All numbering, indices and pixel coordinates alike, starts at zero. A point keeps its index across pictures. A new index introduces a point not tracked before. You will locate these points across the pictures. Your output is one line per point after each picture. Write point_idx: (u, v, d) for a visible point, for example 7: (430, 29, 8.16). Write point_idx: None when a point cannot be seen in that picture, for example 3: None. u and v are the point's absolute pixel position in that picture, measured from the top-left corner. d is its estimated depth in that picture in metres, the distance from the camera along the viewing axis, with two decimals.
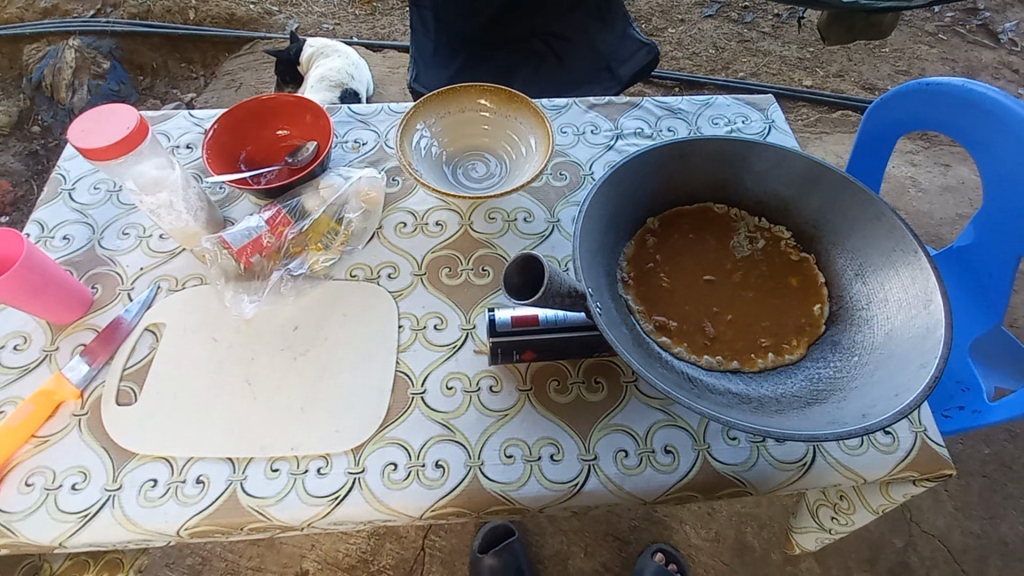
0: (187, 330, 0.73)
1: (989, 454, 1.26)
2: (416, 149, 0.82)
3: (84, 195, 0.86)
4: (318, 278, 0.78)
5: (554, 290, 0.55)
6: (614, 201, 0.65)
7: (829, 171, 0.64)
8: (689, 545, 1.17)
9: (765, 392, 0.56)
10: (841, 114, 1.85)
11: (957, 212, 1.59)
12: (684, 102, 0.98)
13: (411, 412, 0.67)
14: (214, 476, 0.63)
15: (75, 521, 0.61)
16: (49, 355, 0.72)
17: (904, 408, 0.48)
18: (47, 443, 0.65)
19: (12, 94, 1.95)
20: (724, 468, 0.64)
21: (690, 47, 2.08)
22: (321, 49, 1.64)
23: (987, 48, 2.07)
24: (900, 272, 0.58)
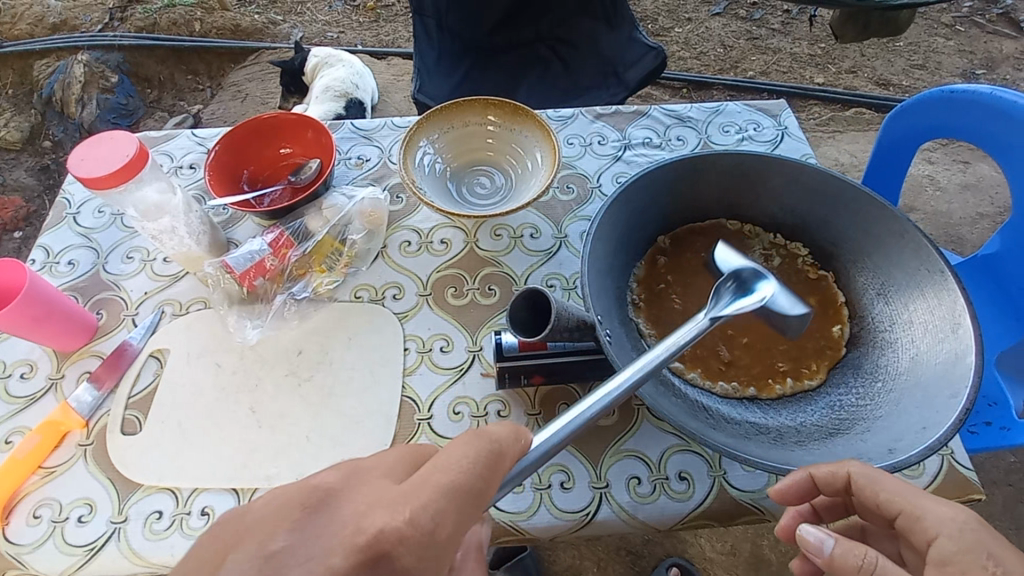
0: (191, 355, 0.72)
1: (1014, 462, 1.22)
2: (419, 167, 0.81)
3: (88, 219, 0.86)
4: (322, 300, 0.76)
5: (561, 324, 0.59)
6: (624, 219, 0.63)
7: (848, 186, 0.62)
8: (704, 559, 1.14)
9: (784, 421, 0.54)
10: (855, 112, 1.80)
11: (977, 210, 1.54)
12: (694, 110, 0.96)
13: (418, 439, 0.66)
14: (219, 507, 0.62)
15: (82, 555, 0.60)
16: (54, 383, 0.71)
17: (932, 443, 0.46)
18: (54, 473, 0.65)
19: (24, 110, 1.96)
20: (741, 495, 0.61)
21: (698, 46, 2.05)
22: (325, 58, 1.63)
23: (1008, 38, 2.00)
24: (925, 292, 0.56)
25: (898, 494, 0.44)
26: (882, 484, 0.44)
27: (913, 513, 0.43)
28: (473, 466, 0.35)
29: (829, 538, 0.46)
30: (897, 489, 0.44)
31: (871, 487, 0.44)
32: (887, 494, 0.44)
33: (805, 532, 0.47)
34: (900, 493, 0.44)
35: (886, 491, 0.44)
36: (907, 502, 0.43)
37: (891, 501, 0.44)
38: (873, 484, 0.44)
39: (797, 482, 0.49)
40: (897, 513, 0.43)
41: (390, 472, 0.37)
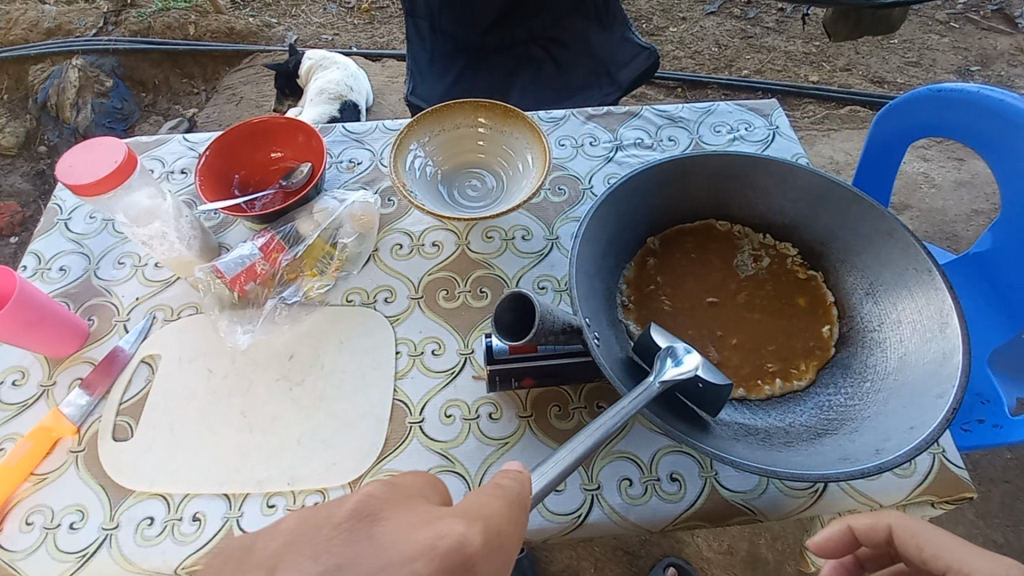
0: (183, 360, 0.72)
1: (1011, 459, 1.22)
2: (410, 170, 0.81)
3: (80, 225, 0.86)
4: (313, 304, 0.77)
5: (547, 328, 0.58)
6: (613, 221, 0.63)
7: (836, 185, 0.62)
8: (701, 559, 1.14)
9: (773, 424, 0.54)
10: (850, 110, 1.80)
11: (972, 207, 1.55)
12: (685, 110, 0.96)
13: (409, 442, 0.66)
14: (211, 512, 0.62)
15: (74, 561, 0.60)
16: (46, 390, 0.71)
17: (919, 442, 0.46)
18: (46, 480, 0.65)
19: (19, 115, 1.96)
20: (732, 495, 0.62)
21: (693, 45, 2.05)
22: (319, 61, 1.63)
23: (1002, 34, 2.01)
24: (913, 292, 0.56)
25: (942, 550, 0.49)
26: (924, 539, 0.50)
27: (961, 571, 0.47)
28: (506, 511, 0.35)
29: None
30: (943, 546, 0.49)
31: (912, 541, 0.50)
32: (929, 550, 0.49)
33: None
34: (946, 550, 0.48)
35: (929, 548, 0.49)
36: (953, 560, 0.48)
37: (937, 558, 0.49)
38: (914, 539, 0.50)
39: (838, 535, 0.55)
40: (944, 570, 0.48)
41: (423, 495, 0.34)
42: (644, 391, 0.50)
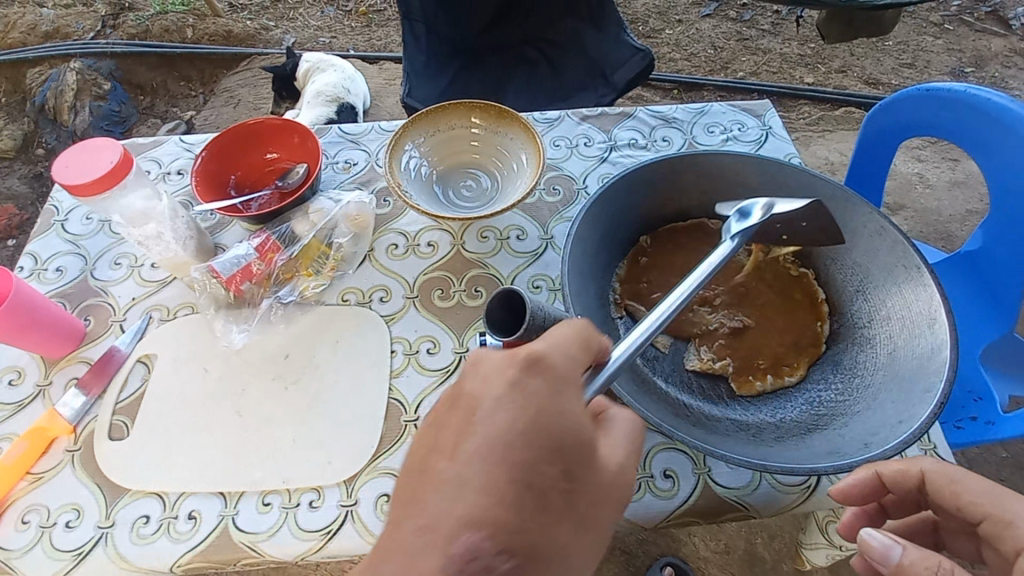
0: (178, 361, 0.72)
1: (1006, 457, 1.22)
2: (405, 170, 0.81)
3: (76, 226, 0.86)
4: (308, 304, 0.77)
5: (537, 324, 0.58)
6: (604, 220, 0.63)
7: (825, 182, 0.62)
8: (698, 558, 1.14)
9: (764, 420, 0.55)
10: (845, 111, 1.82)
11: (966, 207, 1.55)
12: (679, 111, 0.96)
13: (404, 440, 0.66)
14: (206, 511, 0.62)
15: (70, 560, 0.60)
16: (42, 390, 0.71)
17: (907, 436, 0.47)
18: (42, 479, 0.65)
19: (17, 118, 1.97)
20: (726, 492, 0.62)
21: (688, 47, 2.06)
22: (317, 63, 1.64)
23: (996, 36, 2.02)
24: (903, 288, 0.57)
25: (981, 498, 0.50)
26: (961, 486, 0.51)
27: (1003, 520, 0.49)
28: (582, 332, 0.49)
29: (896, 545, 0.49)
30: (980, 495, 0.50)
31: (950, 488, 0.51)
32: (968, 497, 0.51)
33: (871, 538, 0.50)
34: (986, 500, 0.50)
35: (968, 496, 0.51)
36: (995, 508, 0.49)
37: (975, 505, 0.50)
38: (951, 486, 0.51)
39: (863, 481, 0.56)
40: (983, 517, 0.50)
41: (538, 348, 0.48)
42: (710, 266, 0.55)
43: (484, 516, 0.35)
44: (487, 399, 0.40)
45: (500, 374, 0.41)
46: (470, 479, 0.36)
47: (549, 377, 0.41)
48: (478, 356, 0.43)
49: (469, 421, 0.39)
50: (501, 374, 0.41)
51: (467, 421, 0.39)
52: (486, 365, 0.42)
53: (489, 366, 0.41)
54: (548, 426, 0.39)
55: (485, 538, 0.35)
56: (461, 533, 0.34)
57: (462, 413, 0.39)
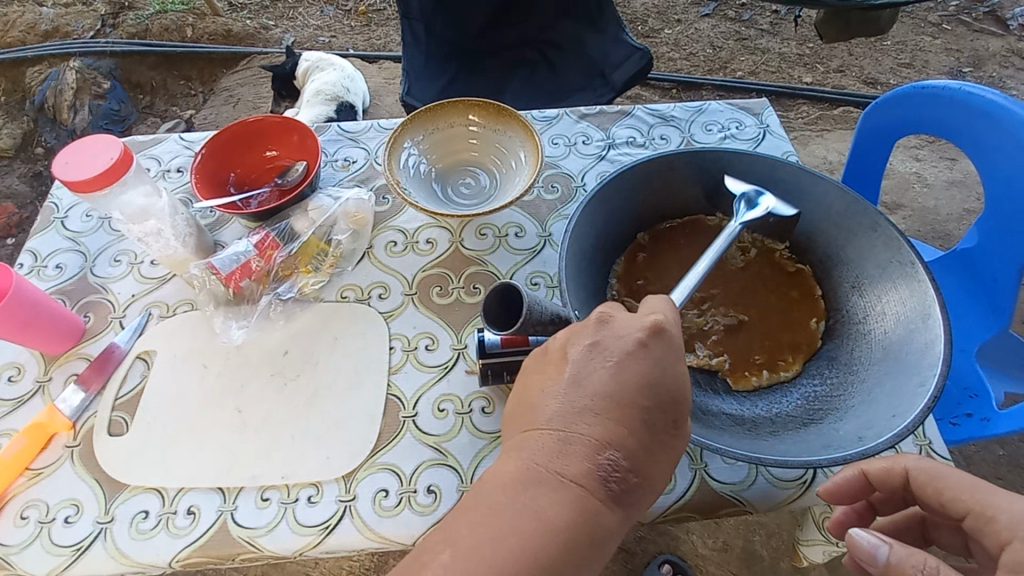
0: (177, 357, 0.72)
1: (1003, 455, 1.23)
2: (404, 168, 0.81)
3: (76, 223, 0.86)
4: (307, 300, 0.77)
5: (533, 318, 0.58)
6: (602, 217, 0.64)
7: (820, 178, 0.63)
8: (696, 556, 1.14)
9: (760, 414, 0.56)
10: (843, 111, 1.82)
11: (964, 206, 1.56)
12: (677, 109, 0.97)
13: (402, 436, 0.66)
14: (205, 506, 0.63)
15: (69, 555, 0.60)
16: (42, 386, 0.72)
17: (901, 430, 0.47)
18: (41, 475, 0.65)
19: (16, 117, 1.97)
20: (721, 487, 0.62)
21: (687, 47, 2.06)
22: (316, 62, 1.64)
23: (994, 37, 2.03)
24: (898, 283, 0.57)
25: (963, 493, 0.50)
26: (943, 481, 0.51)
27: (984, 514, 0.49)
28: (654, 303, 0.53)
29: (883, 544, 0.49)
30: (963, 489, 0.50)
31: (933, 484, 0.52)
32: (950, 493, 0.51)
33: (858, 536, 0.50)
34: (968, 493, 0.50)
35: (951, 491, 0.51)
36: (977, 503, 0.49)
37: (958, 501, 0.50)
38: (934, 482, 0.52)
39: (851, 480, 0.57)
40: (966, 513, 0.50)
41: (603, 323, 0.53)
42: (730, 232, 0.59)
43: (620, 441, 0.42)
44: (616, 350, 0.45)
45: (629, 333, 0.45)
46: (601, 410, 0.43)
47: (669, 345, 0.46)
48: (606, 314, 0.47)
49: (599, 363, 0.45)
50: (630, 333, 0.45)
51: (595, 362, 0.45)
52: (616, 323, 0.47)
53: (621, 324, 0.46)
54: (666, 380, 0.45)
55: (618, 456, 0.42)
56: (603, 452, 0.42)
57: (592, 356, 0.45)
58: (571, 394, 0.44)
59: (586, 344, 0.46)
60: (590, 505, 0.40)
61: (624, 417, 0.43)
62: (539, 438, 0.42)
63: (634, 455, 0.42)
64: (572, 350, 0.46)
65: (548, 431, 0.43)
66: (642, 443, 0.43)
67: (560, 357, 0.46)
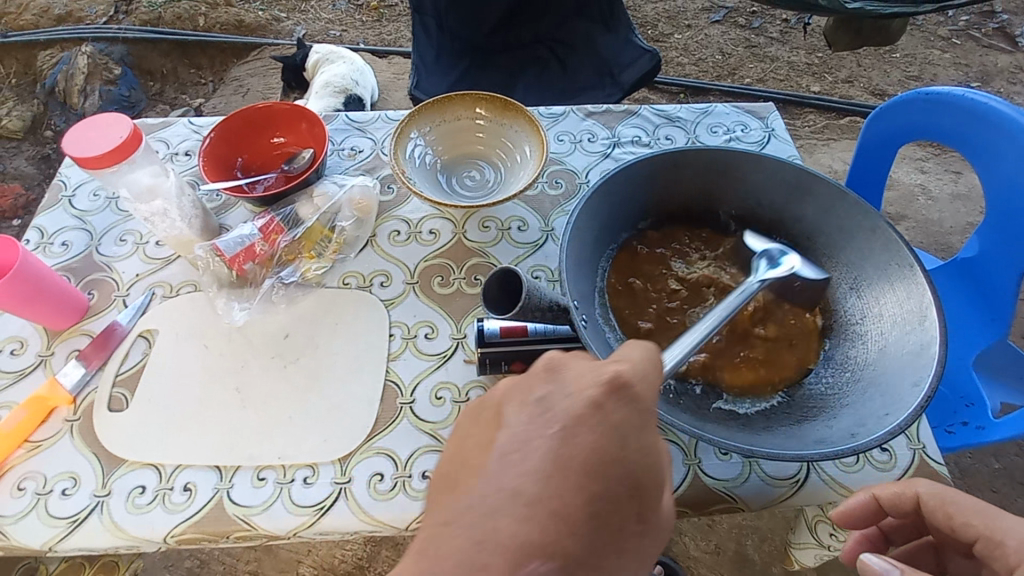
0: (179, 336, 0.73)
1: (999, 468, 1.23)
2: (410, 158, 0.82)
3: (84, 202, 0.87)
4: (310, 285, 0.78)
5: (532, 304, 0.59)
6: (604, 211, 0.64)
7: (819, 180, 0.64)
8: (688, 557, 1.14)
9: (755, 412, 0.56)
10: (849, 121, 1.82)
11: (968, 220, 1.56)
12: (683, 110, 0.97)
13: (399, 422, 0.67)
14: (201, 483, 0.63)
15: (64, 527, 0.61)
16: (44, 359, 0.72)
17: (893, 428, 0.48)
18: (40, 447, 0.66)
19: (27, 99, 1.98)
20: (714, 483, 0.62)
21: (696, 52, 2.07)
22: (326, 55, 1.65)
23: (1003, 52, 2.03)
24: (895, 286, 0.58)
25: (973, 518, 0.51)
26: (954, 507, 0.52)
27: (993, 539, 0.49)
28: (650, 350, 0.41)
29: (894, 569, 0.49)
30: (973, 514, 0.51)
31: (943, 509, 0.52)
32: (960, 517, 0.51)
33: (868, 559, 0.50)
34: (977, 516, 0.51)
35: (961, 517, 0.51)
36: (986, 528, 0.50)
37: (968, 525, 0.51)
38: (944, 506, 0.52)
39: (862, 505, 0.56)
40: (976, 538, 0.51)
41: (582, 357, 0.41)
42: (749, 287, 0.57)
43: (558, 550, 0.31)
44: (559, 415, 0.36)
45: (581, 391, 0.37)
46: (534, 499, 0.32)
47: (637, 404, 0.37)
48: (557, 361, 0.39)
49: (538, 431, 0.35)
50: (581, 391, 0.37)
51: (534, 430, 0.35)
52: (567, 375, 0.38)
53: (571, 377, 0.38)
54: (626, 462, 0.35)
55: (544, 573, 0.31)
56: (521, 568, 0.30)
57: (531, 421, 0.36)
58: (498, 469, 0.34)
59: (528, 401, 0.37)
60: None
61: (562, 514, 0.32)
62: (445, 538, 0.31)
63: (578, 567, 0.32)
64: (507, 412, 0.36)
65: (459, 528, 0.32)
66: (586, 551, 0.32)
67: (494, 418, 0.37)
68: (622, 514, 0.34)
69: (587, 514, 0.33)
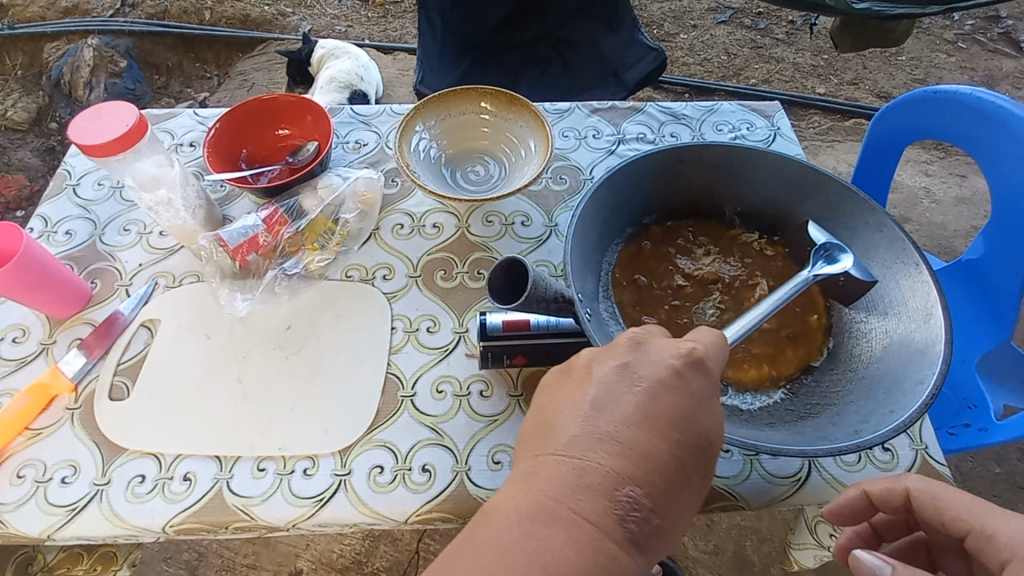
0: (181, 326, 0.73)
1: (1000, 473, 1.22)
2: (415, 151, 0.82)
3: (88, 191, 0.87)
4: (313, 278, 0.78)
5: (538, 295, 0.58)
6: (609, 205, 0.64)
7: (826, 178, 0.63)
8: (686, 557, 1.14)
9: (758, 408, 0.56)
10: (854, 123, 1.82)
11: (972, 223, 1.55)
12: (688, 108, 0.97)
13: (400, 415, 0.67)
14: (201, 473, 0.63)
15: (63, 515, 0.61)
16: (46, 348, 0.72)
17: (897, 425, 0.48)
18: (40, 435, 0.66)
19: (32, 91, 1.99)
20: (715, 480, 0.62)
21: (702, 52, 2.07)
22: (331, 50, 1.65)
23: (1009, 57, 2.02)
24: (901, 283, 0.57)
25: (965, 513, 0.51)
26: (946, 502, 0.52)
27: (984, 533, 0.49)
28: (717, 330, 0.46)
29: (886, 565, 0.48)
30: (964, 508, 0.51)
31: (934, 505, 0.52)
32: (951, 512, 0.51)
33: (861, 556, 0.50)
34: (969, 513, 0.51)
35: (951, 511, 0.51)
36: (978, 523, 0.50)
37: (959, 520, 0.51)
38: (935, 501, 0.52)
39: (853, 501, 0.56)
40: (967, 532, 0.50)
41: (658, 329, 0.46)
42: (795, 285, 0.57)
43: (645, 481, 0.38)
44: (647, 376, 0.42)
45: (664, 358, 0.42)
46: (625, 441, 0.39)
47: (707, 375, 0.43)
48: (641, 336, 0.44)
49: (627, 388, 0.41)
50: (664, 359, 0.42)
51: (623, 386, 0.41)
52: (651, 347, 0.43)
53: (656, 348, 0.43)
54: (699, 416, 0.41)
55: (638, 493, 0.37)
56: (612, 495, 0.37)
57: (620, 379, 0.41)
58: (592, 416, 0.40)
59: (615, 362, 0.42)
60: (605, 548, 0.35)
61: (648, 455, 0.39)
62: (552, 464, 0.38)
63: (659, 495, 0.38)
64: (597, 367, 0.42)
65: (562, 457, 0.38)
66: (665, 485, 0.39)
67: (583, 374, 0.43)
68: (690, 463, 0.40)
69: (671, 457, 0.39)
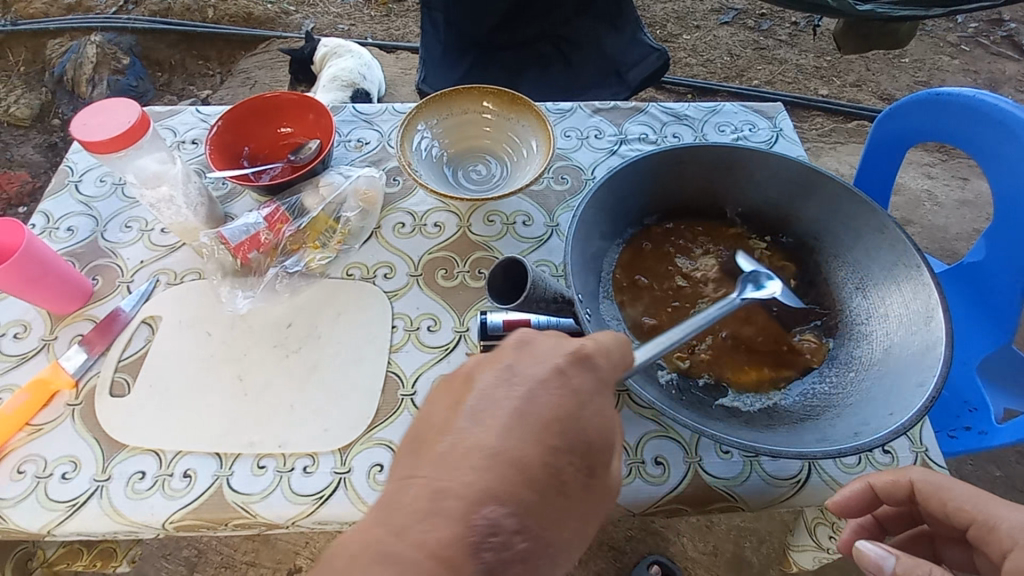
0: (182, 323, 0.73)
1: (1000, 476, 1.22)
2: (416, 151, 0.82)
3: (90, 187, 0.87)
4: (314, 276, 0.78)
5: (537, 295, 0.60)
6: (610, 206, 0.64)
7: (828, 179, 0.63)
8: (685, 558, 1.14)
9: (757, 409, 0.56)
10: (856, 125, 1.81)
11: (974, 226, 1.55)
12: (691, 109, 0.97)
13: (400, 413, 0.67)
14: (201, 470, 0.63)
15: (63, 511, 0.61)
16: (47, 344, 0.72)
17: (897, 427, 0.48)
18: (41, 431, 0.66)
19: (35, 88, 1.99)
20: (715, 481, 0.62)
21: (704, 53, 2.06)
22: (334, 49, 1.65)
23: (1012, 60, 2.02)
24: (902, 285, 0.57)
25: (968, 505, 0.51)
26: (949, 494, 0.52)
27: (986, 524, 0.50)
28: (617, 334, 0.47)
29: (890, 556, 0.48)
30: (966, 499, 0.51)
31: (938, 496, 0.52)
32: (955, 504, 0.51)
33: (864, 547, 0.50)
34: (973, 504, 0.51)
35: (955, 502, 0.51)
36: (980, 514, 0.50)
37: (961, 511, 0.51)
38: (939, 493, 0.52)
39: (858, 494, 0.56)
40: (970, 523, 0.51)
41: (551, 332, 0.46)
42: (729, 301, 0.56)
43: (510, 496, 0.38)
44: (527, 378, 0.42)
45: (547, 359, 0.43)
46: (495, 454, 0.39)
47: (596, 374, 0.43)
48: (529, 336, 0.44)
49: (506, 394, 0.41)
50: (549, 360, 0.42)
51: (500, 393, 0.41)
52: (580, 349, 0.44)
53: (540, 349, 0.43)
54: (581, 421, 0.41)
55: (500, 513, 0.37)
56: (480, 509, 0.37)
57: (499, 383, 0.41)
58: (470, 424, 0.40)
59: (496, 366, 0.42)
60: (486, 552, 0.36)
61: (520, 463, 0.38)
62: (420, 484, 0.38)
63: (528, 511, 0.38)
64: (477, 377, 0.42)
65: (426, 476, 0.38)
66: (544, 492, 0.39)
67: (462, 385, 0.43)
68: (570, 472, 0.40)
69: (543, 466, 0.39)
